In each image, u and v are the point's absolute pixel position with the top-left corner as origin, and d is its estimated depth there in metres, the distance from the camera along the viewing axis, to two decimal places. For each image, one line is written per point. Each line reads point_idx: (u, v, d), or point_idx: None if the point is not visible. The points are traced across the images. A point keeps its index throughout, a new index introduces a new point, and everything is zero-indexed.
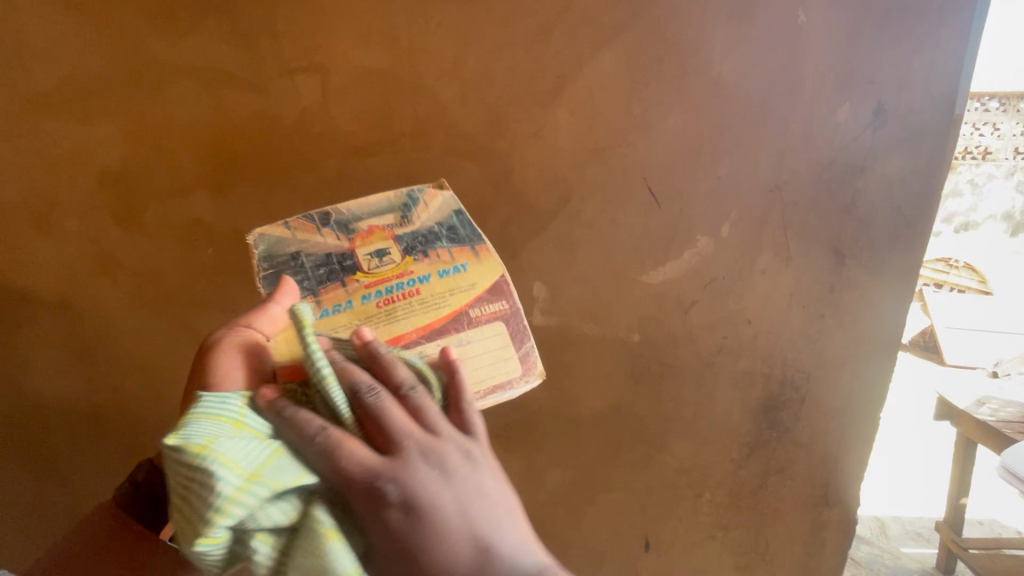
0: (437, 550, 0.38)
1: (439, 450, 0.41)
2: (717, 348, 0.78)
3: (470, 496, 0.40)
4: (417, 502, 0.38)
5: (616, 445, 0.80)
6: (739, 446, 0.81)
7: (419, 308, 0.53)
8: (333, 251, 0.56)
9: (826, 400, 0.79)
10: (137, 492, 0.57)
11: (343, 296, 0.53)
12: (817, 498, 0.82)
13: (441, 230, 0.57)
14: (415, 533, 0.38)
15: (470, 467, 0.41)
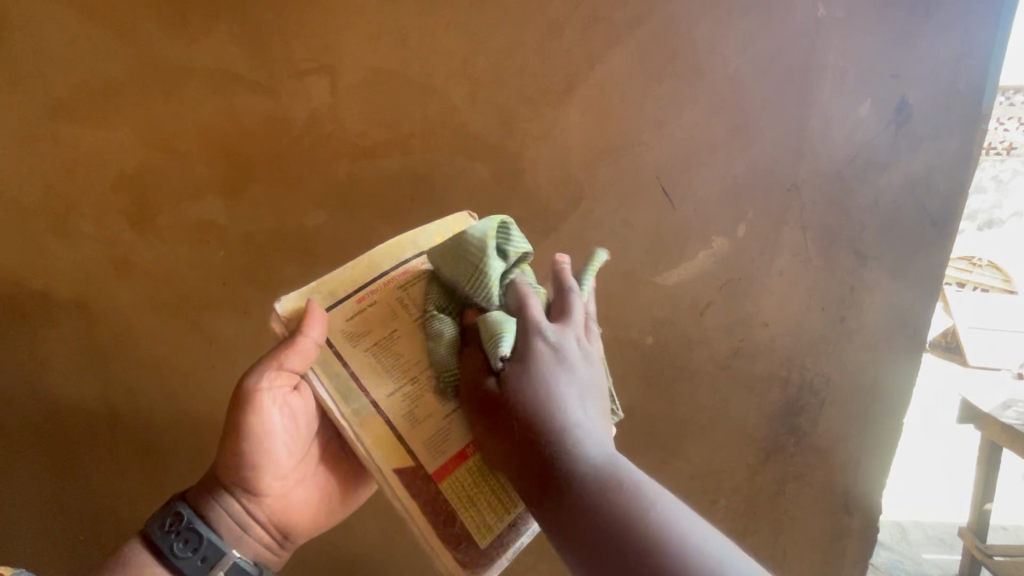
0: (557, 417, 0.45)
1: (563, 342, 0.49)
2: (733, 351, 0.76)
3: (569, 380, 0.47)
4: (556, 355, 0.48)
5: (629, 449, 0.79)
6: (756, 451, 0.79)
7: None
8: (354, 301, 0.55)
9: (847, 405, 0.76)
10: (172, 542, 0.50)
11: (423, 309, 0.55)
12: (837, 505, 0.80)
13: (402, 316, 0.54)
14: (553, 376, 0.47)
15: (563, 361, 0.48)
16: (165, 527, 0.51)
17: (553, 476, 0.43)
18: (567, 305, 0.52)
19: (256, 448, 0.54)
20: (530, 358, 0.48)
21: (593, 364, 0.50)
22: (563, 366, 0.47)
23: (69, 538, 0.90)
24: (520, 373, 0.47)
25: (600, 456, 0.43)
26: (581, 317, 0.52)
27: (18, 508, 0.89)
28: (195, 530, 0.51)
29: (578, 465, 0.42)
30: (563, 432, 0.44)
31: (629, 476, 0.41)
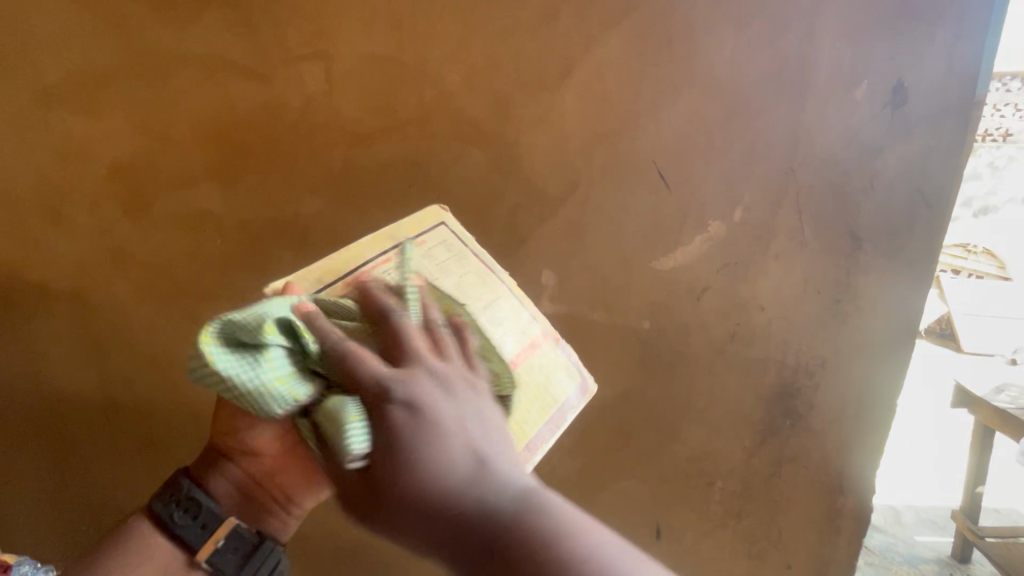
0: (430, 454, 0.38)
1: (415, 378, 0.41)
2: (729, 335, 0.76)
3: (457, 416, 0.41)
4: (413, 415, 0.40)
5: (626, 432, 0.80)
6: (752, 434, 0.80)
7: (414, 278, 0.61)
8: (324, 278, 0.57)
9: (842, 388, 0.77)
10: (172, 511, 0.52)
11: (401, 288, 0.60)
12: (831, 486, 0.81)
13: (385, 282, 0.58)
14: (417, 434, 0.39)
15: (444, 399, 0.41)
16: (167, 497, 0.52)
17: (466, 540, 0.36)
18: (402, 341, 0.44)
19: (247, 410, 0.53)
20: (405, 373, 0.42)
21: (479, 398, 0.43)
22: (442, 398, 0.41)
23: (71, 527, 0.91)
24: (395, 421, 0.39)
25: (509, 482, 0.38)
26: (420, 344, 0.44)
27: (19, 497, 0.89)
28: (194, 501, 0.52)
29: (490, 515, 0.36)
30: (468, 475, 0.38)
31: (533, 502, 0.37)
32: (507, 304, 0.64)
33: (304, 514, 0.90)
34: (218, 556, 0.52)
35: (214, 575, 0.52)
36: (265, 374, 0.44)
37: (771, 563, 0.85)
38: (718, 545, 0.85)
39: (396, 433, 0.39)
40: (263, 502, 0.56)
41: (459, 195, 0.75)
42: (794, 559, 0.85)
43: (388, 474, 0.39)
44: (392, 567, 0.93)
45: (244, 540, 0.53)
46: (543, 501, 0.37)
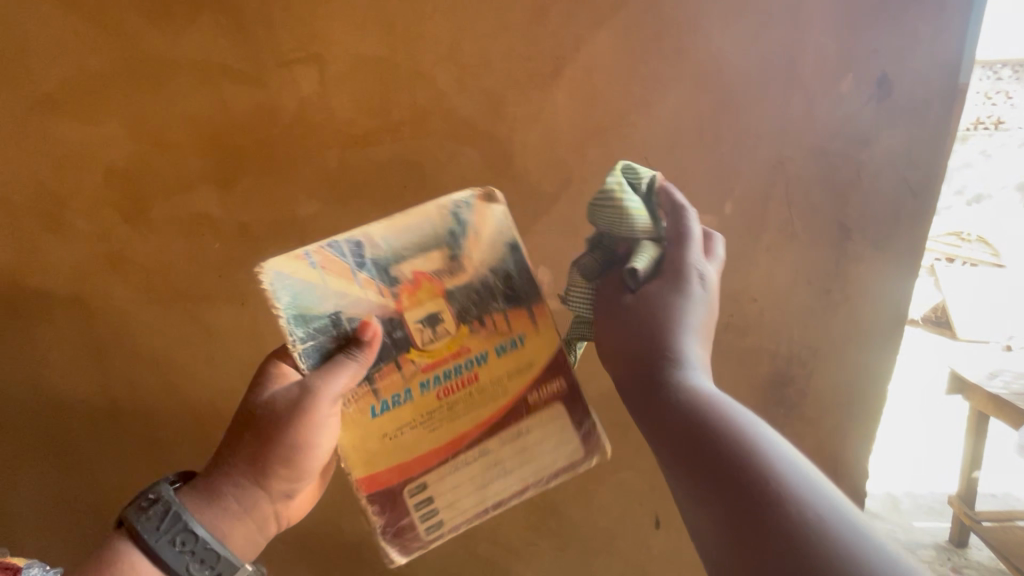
0: (662, 320, 0.54)
1: (703, 263, 0.57)
2: (723, 326, 0.78)
3: (697, 315, 0.55)
4: (668, 286, 0.56)
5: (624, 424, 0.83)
6: None
7: (476, 400, 0.59)
8: (380, 315, 0.56)
9: (833, 376, 0.79)
10: (145, 521, 0.53)
11: (400, 383, 0.58)
12: (825, 473, 0.82)
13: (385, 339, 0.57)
14: (661, 301, 0.55)
15: (692, 289, 0.55)
16: (142, 508, 0.54)
17: (662, 395, 0.50)
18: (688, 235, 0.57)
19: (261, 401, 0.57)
20: (686, 244, 0.57)
21: (711, 273, 0.58)
22: (706, 269, 0.58)
23: (80, 531, 0.92)
24: (665, 296, 0.56)
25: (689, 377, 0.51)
26: (704, 242, 0.59)
27: (26, 502, 0.91)
28: (166, 508, 0.54)
29: (682, 399, 0.49)
30: (674, 354, 0.52)
31: (695, 381, 0.50)
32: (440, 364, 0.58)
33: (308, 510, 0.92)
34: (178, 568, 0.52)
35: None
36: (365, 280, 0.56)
37: None
38: None
39: (652, 295, 0.56)
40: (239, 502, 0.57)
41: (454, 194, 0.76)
42: None
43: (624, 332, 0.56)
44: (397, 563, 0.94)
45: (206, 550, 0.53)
46: (716, 390, 0.50)
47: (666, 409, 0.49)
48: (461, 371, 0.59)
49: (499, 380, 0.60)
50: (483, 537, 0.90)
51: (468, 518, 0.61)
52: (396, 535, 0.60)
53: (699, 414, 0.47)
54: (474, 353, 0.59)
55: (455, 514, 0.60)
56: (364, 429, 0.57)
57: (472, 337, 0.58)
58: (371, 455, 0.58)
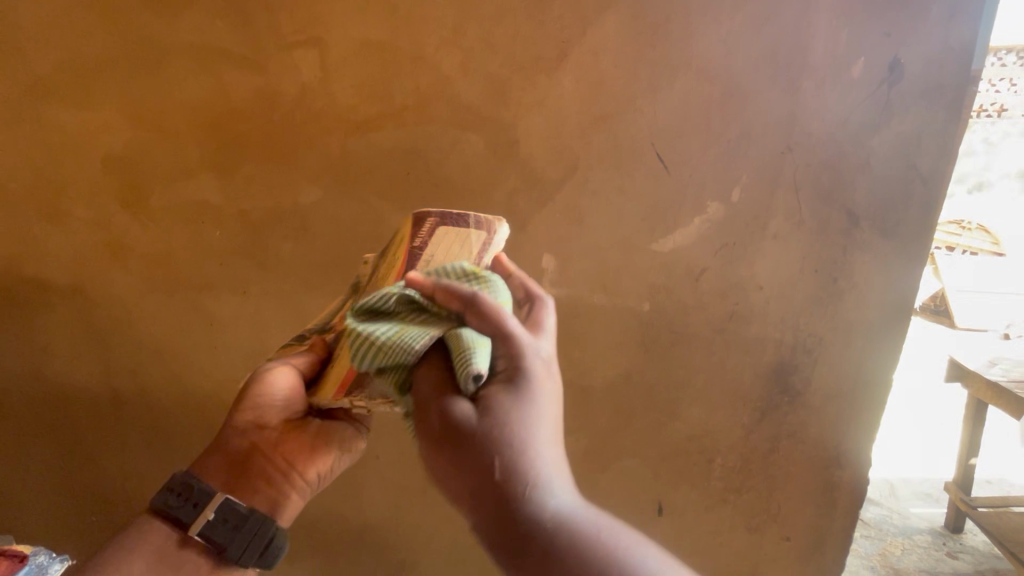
0: (513, 425, 0.35)
1: (535, 359, 0.39)
2: (728, 315, 0.77)
3: (547, 404, 0.37)
4: (512, 394, 0.37)
5: (627, 412, 0.83)
6: (751, 411, 0.81)
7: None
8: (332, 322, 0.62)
9: (838, 364, 0.79)
10: (169, 498, 0.60)
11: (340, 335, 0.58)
12: (828, 460, 0.83)
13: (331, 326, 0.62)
14: (505, 415, 0.36)
15: (530, 387, 0.37)
16: (169, 484, 0.61)
17: (502, 525, 0.33)
18: (538, 323, 0.44)
19: (259, 385, 0.61)
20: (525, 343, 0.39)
21: (547, 368, 0.40)
22: (539, 368, 0.39)
23: (87, 517, 0.93)
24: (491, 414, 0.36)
25: (554, 495, 0.34)
26: (549, 327, 0.45)
27: (32, 490, 0.91)
28: (187, 485, 0.60)
29: (542, 536, 0.32)
30: (506, 469, 0.34)
31: (567, 510, 0.33)
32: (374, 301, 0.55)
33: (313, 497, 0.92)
34: (209, 529, 0.59)
35: (206, 548, 0.59)
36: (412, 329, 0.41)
37: (770, 535, 0.88)
38: (719, 520, 0.88)
39: (488, 395, 0.37)
40: (261, 473, 0.62)
41: (458, 181, 0.76)
42: (791, 531, 0.88)
43: (462, 449, 0.35)
44: (402, 549, 0.94)
45: (234, 512, 0.60)
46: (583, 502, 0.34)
47: (530, 554, 0.32)
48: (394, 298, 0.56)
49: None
50: None
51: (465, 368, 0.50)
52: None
53: (551, 543, 0.32)
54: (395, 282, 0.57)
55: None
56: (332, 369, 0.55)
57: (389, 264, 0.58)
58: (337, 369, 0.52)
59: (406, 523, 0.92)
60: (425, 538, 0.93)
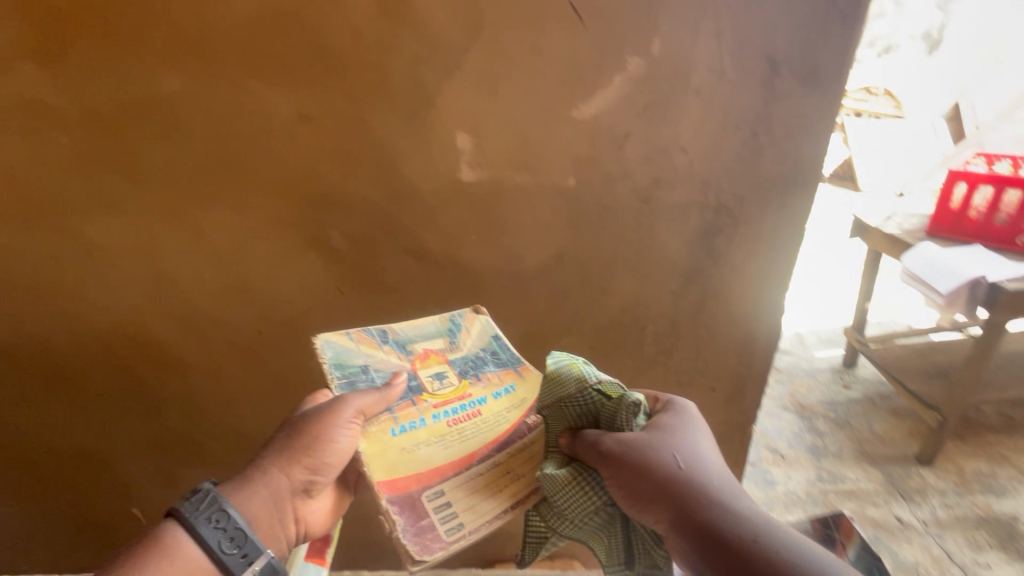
0: (660, 459, 0.55)
1: (681, 411, 0.61)
2: (654, 182, 0.76)
3: (702, 449, 0.57)
4: (655, 432, 0.58)
5: (560, 290, 0.84)
6: (678, 277, 0.83)
7: (483, 428, 0.68)
8: (382, 388, 0.66)
9: (758, 221, 0.80)
10: (217, 533, 0.54)
11: (416, 413, 0.67)
12: (748, 313, 0.88)
13: (371, 372, 0.70)
14: (658, 440, 0.57)
15: (670, 433, 0.58)
16: (211, 517, 0.55)
17: (685, 527, 0.51)
18: (659, 400, 0.64)
19: (322, 449, 0.61)
20: (666, 412, 0.61)
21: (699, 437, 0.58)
22: (681, 435, 0.58)
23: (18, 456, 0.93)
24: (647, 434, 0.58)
25: (710, 483, 0.54)
26: (696, 417, 0.61)
27: None
28: (224, 510, 0.55)
29: (722, 528, 0.50)
30: (681, 479, 0.54)
31: (705, 481, 0.54)
32: (436, 433, 0.66)
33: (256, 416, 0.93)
34: None
35: None
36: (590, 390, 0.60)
37: (697, 387, 0.95)
38: (651, 380, 0.94)
39: (657, 432, 0.58)
40: (290, 534, 0.62)
41: (349, 51, 0.65)
42: (716, 382, 0.95)
43: (625, 474, 0.55)
44: None
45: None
46: (736, 495, 0.53)
47: (703, 531, 0.50)
48: (462, 408, 0.69)
49: (500, 415, 0.69)
50: None
51: (492, 522, 0.59)
52: (420, 536, 0.57)
53: (720, 530, 0.50)
54: (475, 398, 0.71)
55: (479, 519, 0.59)
56: (382, 445, 0.64)
57: (475, 387, 0.71)
58: (389, 459, 0.63)
59: None
60: None
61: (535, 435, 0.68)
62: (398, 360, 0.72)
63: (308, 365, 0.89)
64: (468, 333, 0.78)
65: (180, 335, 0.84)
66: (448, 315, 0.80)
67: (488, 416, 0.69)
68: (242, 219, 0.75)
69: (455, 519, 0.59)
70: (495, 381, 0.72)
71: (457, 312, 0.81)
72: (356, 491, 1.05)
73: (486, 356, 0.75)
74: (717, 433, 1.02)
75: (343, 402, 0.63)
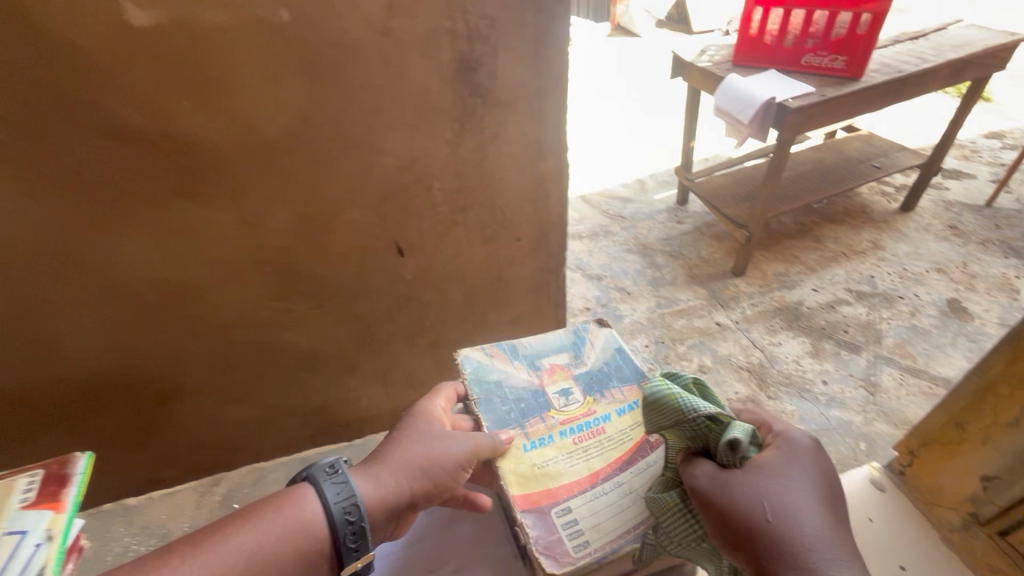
0: (740, 493, 0.53)
1: (791, 435, 0.58)
2: (386, 8, 0.64)
3: (782, 462, 0.55)
4: (715, 467, 0.56)
5: (320, 158, 0.74)
6: (450, 123, 0.76)
7: (605, 446, 0.70)
8: (529, 387, 0.77)
9: (520, 48, 0.72)
10: (342, 512, 0.55)
11: (545, 428, 0.72)
12: (533, 154, 0.85)
13: (507, 395, 0.76)
14: (747, 478, 0.54)
15: (755, 463, 0.55)
16: (335, 486, 0.57)
17: (745, 541, 0.51)
18: (753, 418, 0.63)
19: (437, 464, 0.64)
20: (774, 430, 0.59)
21: (798, 441, 0.57)
22: (774, 450, 0.57)
23: None
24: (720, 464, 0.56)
25: (770, 513, 0.51)
26: (793, 432, 0.58)
27: None
28: (352, 504, 0.56)
29: (770, 538, 0.50)
30: (737, 509, 0.52)
31: (765, 503, 0.51)
32: (589, 448, 0.70)
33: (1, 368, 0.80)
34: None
35: None
36: (671, 403, 0.60)
37: (503, 240, 0.95)
38: (455, 242, 0.92)
39: (728, 460, 0.56)
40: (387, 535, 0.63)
41: None
42: (520, 232, 0.95)
43: (699, 495, 0.55)
44: (142, 373, 0.89)
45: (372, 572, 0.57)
46: (807, 512, 0.51)
47: (772, 554, 0.49)
48: (591, 425, 0.73)
49: (624, 433, 0.72)
50: (225, 320, 0.88)
51: (605, 548, 0.62)
52: (548, 548, 0.61)
53: (770, 537, 0.50)
54: (601, 414, 0.74)
55: (604, 535, 0.63)
56: (517, 459, 0.69)
57: (598, 404, 0.75)
58: (523, 478, 0.67)
59: (128, 348, 0.86)
60: (162, 355, 0.89)
61: (657, 454, 0.69)
62: (530, 375, 0.78)
63: (33, 296, 0.75)
64: (591, 346, 0.83)
65: None
66: (573, 327, 0.85)
67: (621, 428, 0.72)
68: None
69: (581, 536, 0.63)
70: (569, 386, 0.77)
71: (581, 324, 0.86)
72: (170, 417, 0.97)
73: (608, 368, 0.79)
74: (535, 280, 1.05)
75: (442, 435, 0.67)
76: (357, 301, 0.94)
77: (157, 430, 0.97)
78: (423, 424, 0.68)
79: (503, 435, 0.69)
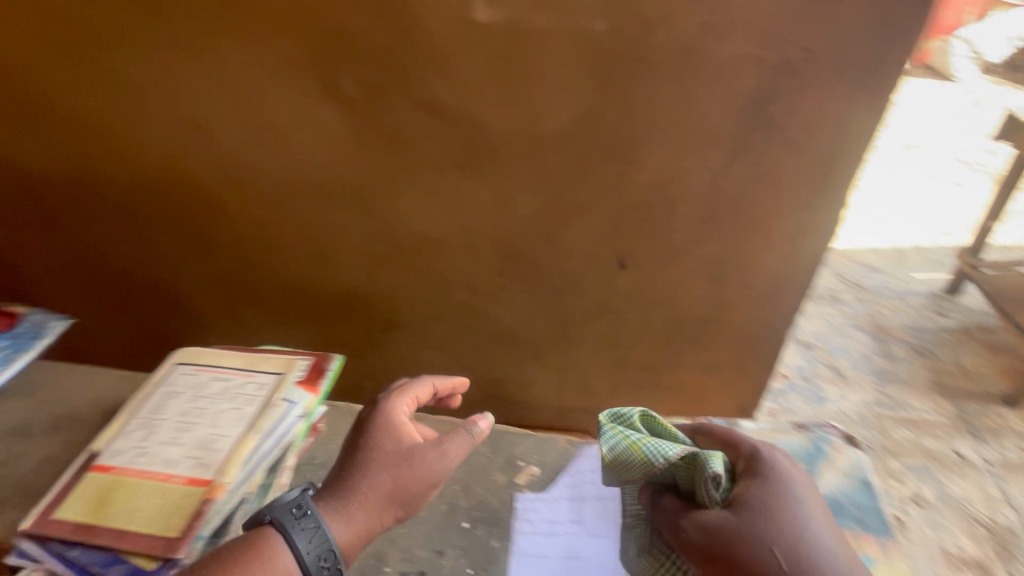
0: (745, 550, 0.52)
1: (774, 462, 0.59)
2: (700, 29, 0.65)
3: (784, 509, 0.54)
4: (733, 510, 0.55)
5: (583, 161, 0.77)
6: (722, 151, 0.73)
7: None
8: None
9: (830, 84, 0.67)
10: (308, 540, 0.53)
11: None
12: (803, 200, 0.77)
13: None
14: (759, 523, 0.53)
15: (753, 502, 0.55)
16: (297, 514, 0.54)
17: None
18: (754, 458, 0.60)
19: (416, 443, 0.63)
20: (761, 456, 0.60)
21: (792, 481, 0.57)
22: (758, 485, 0.56)
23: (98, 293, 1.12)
24: (741, 514, 0.54)
25: (770, 557, 0.51)
26: (788, 466, 0.59)
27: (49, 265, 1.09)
28: (321, 534, 0.54)
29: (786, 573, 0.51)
30: (748, 557, 0.51)
31: (776, 548, 0.52)
32: None
33: (295, 264, 1.03)
34: None
35: None
36: (633, 458, 0.59)
37: (731, 283, 0.88)
38: (680, 271, 0.88)
39: (745, 508, 0.54)
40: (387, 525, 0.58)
41: None
42: (755, 280, 0.87)
43: (700, 552, 0.53)
44: (381, 301, 1.07)
45: None
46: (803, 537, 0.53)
47: None
48: None
49: None
50: (453, 279, 0.99)
51: None
52: None
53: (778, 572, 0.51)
54: None
55: None
56: None
57: None
58: None
59: (380, 279, 1.03)
60: (399, 292, 1.04)
61: None
62: None
63: (333, 219, 0.94)
64: (830, 465, 0.80)
65: (217, 180, 0.92)
66: (810, 434, 0.83)
67: None
68: (263, 59, 0.77)
69: None
70: None
71: (823, 433, 0.83)
72: (386, 345, 1.14)
73: (851, 498, 0.75)
74: (750, 333, 0.96)
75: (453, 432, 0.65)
76: (566, 299, 0.97)
77: (375, 351, 1.15)
78: (385, 439, 0.61)
79: (482, 423, 0.64)
